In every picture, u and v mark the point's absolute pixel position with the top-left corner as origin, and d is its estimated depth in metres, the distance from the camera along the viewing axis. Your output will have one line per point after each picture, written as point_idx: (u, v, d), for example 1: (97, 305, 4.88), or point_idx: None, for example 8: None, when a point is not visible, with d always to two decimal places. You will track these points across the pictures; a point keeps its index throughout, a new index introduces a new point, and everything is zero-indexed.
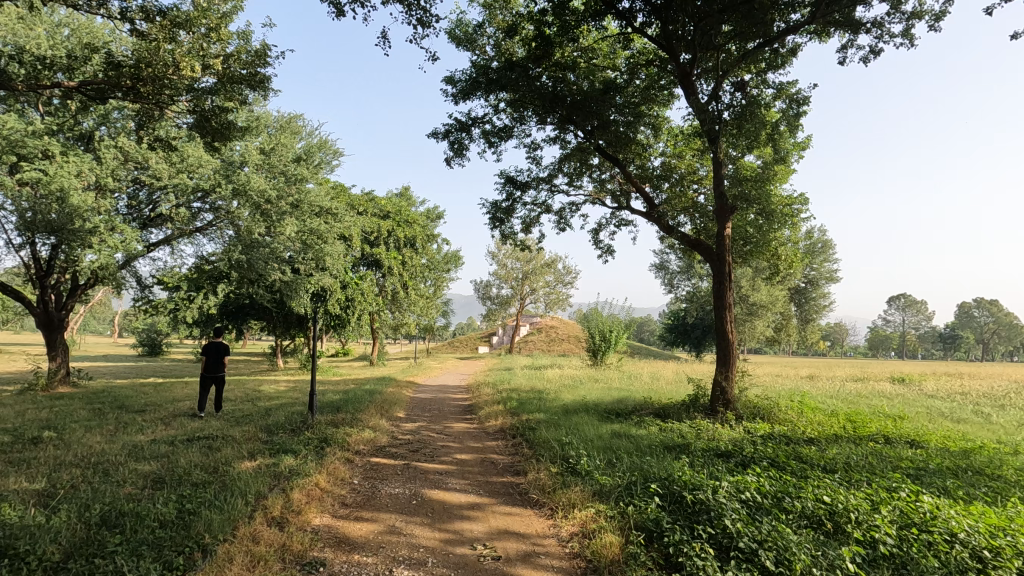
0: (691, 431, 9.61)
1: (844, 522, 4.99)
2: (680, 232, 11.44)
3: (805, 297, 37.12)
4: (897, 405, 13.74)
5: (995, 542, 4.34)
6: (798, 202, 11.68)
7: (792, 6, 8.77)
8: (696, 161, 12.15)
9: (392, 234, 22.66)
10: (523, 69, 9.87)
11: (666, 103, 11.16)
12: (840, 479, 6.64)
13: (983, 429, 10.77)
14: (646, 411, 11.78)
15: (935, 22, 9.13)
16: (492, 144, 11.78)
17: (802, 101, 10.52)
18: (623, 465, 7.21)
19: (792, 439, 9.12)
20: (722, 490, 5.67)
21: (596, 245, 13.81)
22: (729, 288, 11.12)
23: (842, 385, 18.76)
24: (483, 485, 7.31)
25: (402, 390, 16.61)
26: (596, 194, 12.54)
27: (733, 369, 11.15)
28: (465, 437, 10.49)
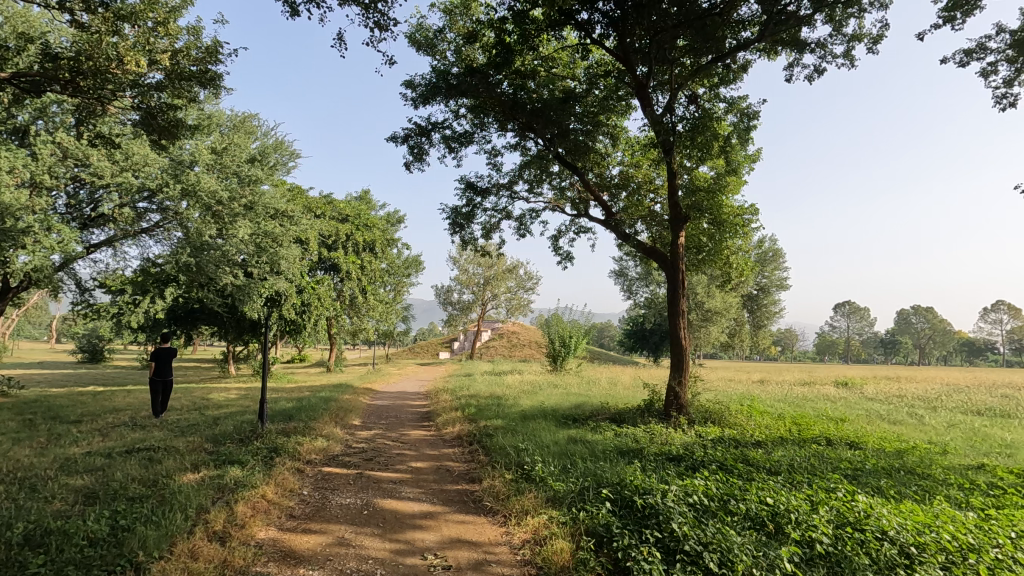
0: (645, 435, 9.78)
1: (785, 522, 5.16)
2: (637, 240, 11.66)
3: (757, 303, 38.54)
4: (839, 408, 14.36)
5: (921, 539, 4.58)
6: (748, 213, 12.06)
7: (743, 23, 9.09)
8: (653, 171, 12.40)
9: (350, 238, 22.21)
10: (483, 75, 9.88)
11: (624, 114, 11.37)
12: (784, 481, 6.88)
13: (916, 430, 11.37)
14: (602, 416, 11.92)
15: (873, 45, 9.66)
16: (452, 149, 11.74)
17: (753, 115, 10.92)
18: (577, 470, 7.27)
19: (741, 442, 9.40)
20: (670, 495, 5.78)
21: (556, 252, 13.93)
22: (682, 295, 11.40)
23: (790, 389, 19.49)
24: (437, 494, 7.23)
25: (359, 397, 16.28)
26: (556, 201, 12.66)
27: (686, 375, 11.41)
28: (421, 444, 10.37)
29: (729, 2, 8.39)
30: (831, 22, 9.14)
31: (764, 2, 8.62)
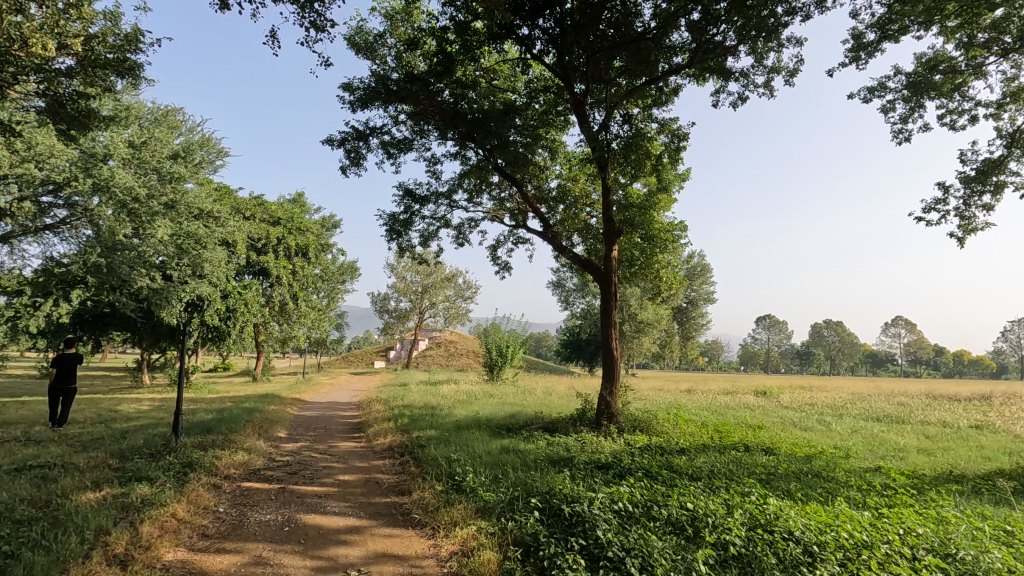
0: (576, 444, 9.96)
1: (703, 526, 5.39)
2: (572, 252, 11.91)
3: (686, 315, 40.30)
4: (757, 416, 15.21)
5: (822, 537, 4.90)
6: (677, 229, 12.61)
7: (675, 49, 9.56)
8: (589, 185, 12.75)
9: (282, 241, 21.31)
10: (424, 83, 9.81)
11: (562, 129, 11.63)
12: (704, 487, 7.19)
13: (824, 436, 12.22)
14: (536, 425, 12.03)
15: (789, 78, 10.43)
16: (390, 155, 11.58)
17: (682, 137, 11.49)
18: (508, 480, 7.29)
19: (666, 449, 9.76)
20: (597, 502, 5.90)
21: (494, 262, 14.00)
22: (614, 307, 11.74)
23: (714, 398, 20.46)
24: (364, 507, 7.03)
25: (285, 407, 15.60)
26: (495, 212, 12.75)
27: (617, 385, 11.72)
28: (350, 457, 10.05)
29: (662, 28, 8.81)
30: (754, 54, 9.79)
31: (695, 31, 9.13)
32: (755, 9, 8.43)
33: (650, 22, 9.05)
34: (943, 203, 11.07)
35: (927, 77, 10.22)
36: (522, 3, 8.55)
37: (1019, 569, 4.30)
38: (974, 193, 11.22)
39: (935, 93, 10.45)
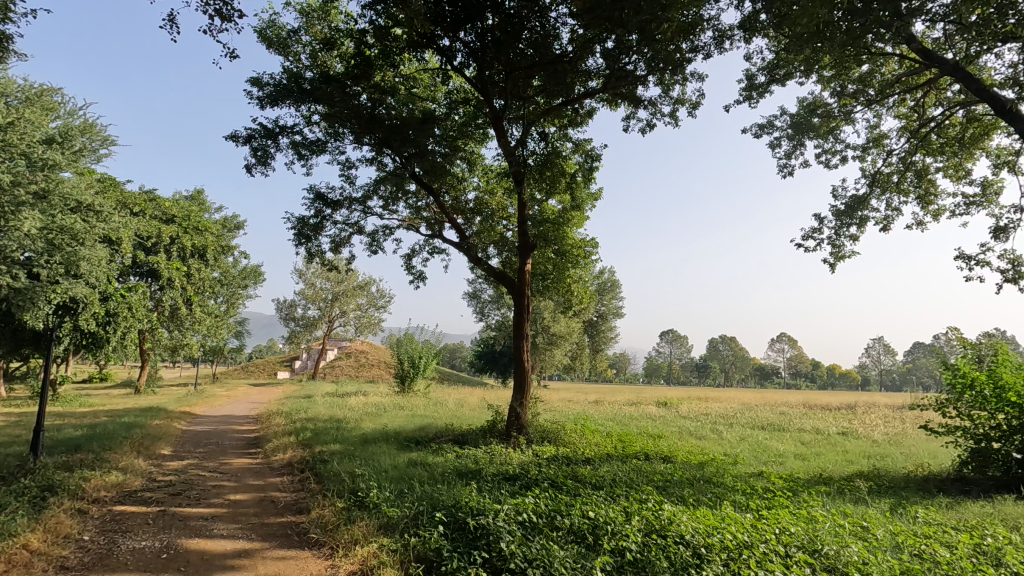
0: (485, 456, 9.95)
1: (602, 534, 5.56)
2: (487, 264, 11.97)
3: (596, 329, 41.82)
4: (658, 425, 16.01)
5: (709, 540, 5.21)
6: (589, 245, 13.08)
7: (590, 73, 9.99)
8: (506, 199, 12.92)
9: (175, 241, 19.57)
10: (340, 84, 9.49)
11: (480, 141, 11.71)
12: (606, 495, 7.44)
13: (716, 444, 13.11)
14: (445, 438, 11.89)
15: (692, 110, 11.24)
16: (302, 156, 11.09)
17: (595, 157, 11.99)
18: (413, 494, 7.12)
19: (572, 459, 10.00)
20: (501, 514, 5.92)
21: (408, 271, 13.76)
22: (527, 319, 11.93)
23: (620, 409, 21.29)
24: (256, 529, 6.56)
25: (172, 422, 14.28)
26: (411, 220, 12.55)
27: (527, 396, 11.88)
28: (244, 474, 9.38)
29: (579, 52, 9.20)
30: (661, 84, 10.45)
31: (609, 58, 9.60)
32: (662, 44, 9.01)
33: (567, 46, 9.40)
34: (819, 232, 12.36)
35: (808, 119, 11.42)
36: (443, 15, 8.54)
37: (871, 560, 4.81)
38: (844, 225, 12.63)
39: (813, 134, 11.70)
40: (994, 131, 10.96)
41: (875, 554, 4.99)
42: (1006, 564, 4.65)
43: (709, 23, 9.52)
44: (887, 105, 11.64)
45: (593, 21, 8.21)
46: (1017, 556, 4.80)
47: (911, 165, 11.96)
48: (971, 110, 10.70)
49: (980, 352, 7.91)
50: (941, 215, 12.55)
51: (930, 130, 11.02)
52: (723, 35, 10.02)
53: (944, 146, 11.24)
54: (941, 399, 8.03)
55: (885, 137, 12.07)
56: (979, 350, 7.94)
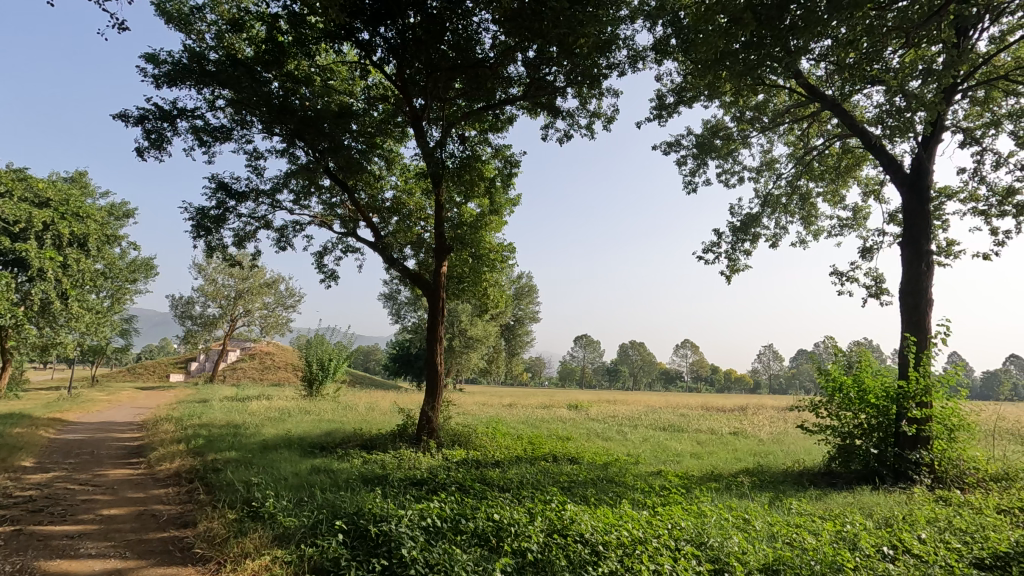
0: (393, 461, 9.73)
1: (505, 536, 5.61)
2: (402, 265, 11.72)
3: (513, 333, 42.36)
4: (568, 428, 16.44)
5: (607, 537, 5.40)
6: (506, 250, 13.19)
7: (511, 80, 10.11)
8: (424, 200, 12.76)
9: (50, 228, 17.40)
10: (249, 69, 8.87)
11: (399, 140, 11.48)
12: (511, 498, 7.51)
13: (620, 445, 13.66)
14: (352, 443, 11.50)
15: (607, 124, 11.72)
16: (203, 143, 10.32)
17: (514, 164, 12.16)
18: (313, 502, 6.81)
19: (481, 462, 10.04)
20: (404, 520, 5.80)
21: (319, 269, 13.19)
22: (441, 322, 11.81)
23: (532, 412, 21.64)
24: (131, 546, 5.98)
25: (36, 430, 12.70)
26: (323, 217, 12.05)
27: (439, 400, 11.75)
28: (122, 487, 8.53)
29: (500, 58, 9.31)
30: (579, 97, 10.79)
31: (530, 67, 9.79)
32: (581, 58, 9.34)
33: (488, 51, 9.50)
34: (718, 247, 13.28)
35: (711, 140, 12.27)
36: (362, 7, 8.38)
37: (748, 550, 5.21)
38: (739, 241, 13.65)
39: (715, 154, 12.58)
40: (863, 163, 12.35)
41: (753, 544, 5.39)
42: (861, 548, 5.21)
43: (624, 42, 9.98)
44: (778, 132, 12.75)
45: (515, 29, 8.36)
46: (870, 541, 5.38)
47: (796, 189, 13.19)
48: (846, 142, 11.98)
49: (848, 359, 8.82)
50: (821, 235, 13.94)
51: (813, 158, 12.20)
52: (637, 55, 10.53)
53: (824, 173, 12.50)
54: (815, 401, 8.86)
55: (776, 161, 13.22)
56: (847, 357, 8.87)
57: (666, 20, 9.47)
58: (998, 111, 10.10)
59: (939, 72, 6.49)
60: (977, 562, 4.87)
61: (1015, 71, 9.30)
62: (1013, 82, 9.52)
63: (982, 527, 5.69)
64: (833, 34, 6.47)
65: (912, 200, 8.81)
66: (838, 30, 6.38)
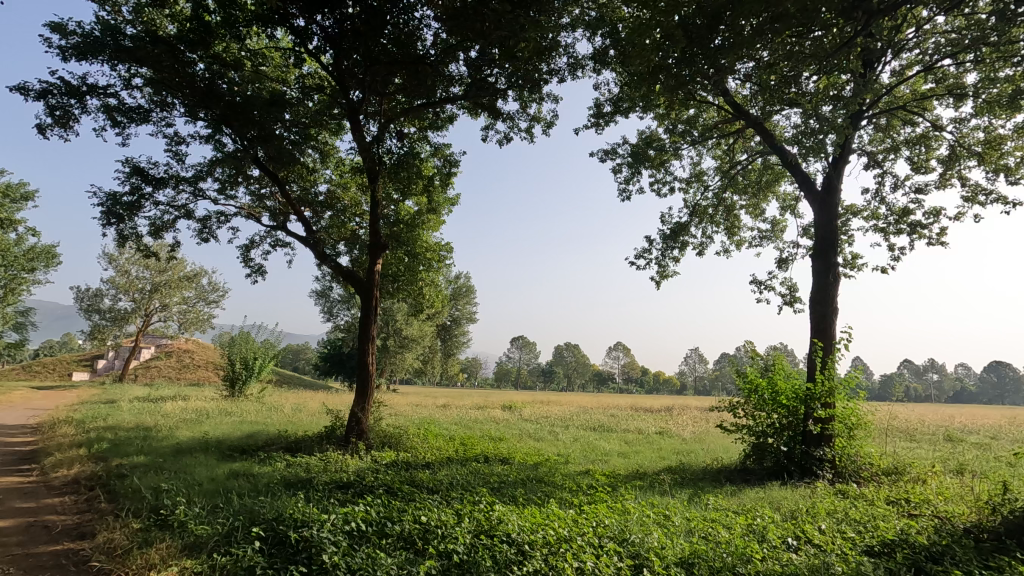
0: (318, 464, 9.39)
1: (431, 538, 5.54)
2: (334, 261, 11.34)
3: (450, 334, 42.11)
4: (500, 429, 16.50)
5: (533, 536, 5.45)
6: (443, 250, 13.07)
7: (452, 78, 10.03)
8: (360, 196, 12.42)
9: None
10: (170, 47, 8.28)
11: (335, 133, 11.12)
12: (440, 499, 7.43)
13: (551, 445, 13.87)
14: (276, 446, 11.01)
15: (547, 128, 11.87)
16: (117, 124, 9.57)
17: (454, 163, 12.08)
18: (230, 509, 6.46)
19: (411, 464, 9.88)
20: (327, 525, 5.61)
21: (245, 263, 12.55)
22: (373, 320, 11.52)
23: (466, 412, 21.57)
24: (17, 561, 5.43)
25: None
26: (251, 209, 11.47)
27: (369, 400, 11.45)
28: (9, 496, 7.73)
29: (441, 56, 9.22)
30: (520, 101, 10.86)
31: (471, 67, 9.77)
32: (522, 62, 9.42)
33: (429, 48, 9.39)
34: (649, 253, 13.77)
35: (645, 150, 12.71)
36: None
37: (667, 545, 5.43)
38: (668, 248, 14.22)
39: (648, 164, 13.04)
40: (782, 179, 13.20)
41: (671, 540, 5.61)
42: (769, 540, 5.55)
43: (565, 50, 10.17)
44: (706, 146, 13.41)
45: (456, 28, 8.30)
46: (777, 532, 5.75)
47: (722, 201, 13.90)
48: (767, 159, 12.76)
49: (764, 363, 9.44)
50: (743, 245, 14.75)
51: (737, 172, 12.92)
52: (577, 63, 10.76)
53: (746, 187, 13.24)
54: (733, 402, 9.37)
55: (704, 174, 13.88)
56: (763, 360, 9.47)
57: (605, 30, 9.73)
58: (897, 138, 11.10)
59: (847, 99, 7.05)
60: (868, 549, 5.30)
61: (912, 102, 10.26)
62: (910, 112, 10.49)
63: (873, 517, 6.21)
64: (757, 57, 6.86)
65: (823, 215, 9.52)
66: (760, 54, 6.80)
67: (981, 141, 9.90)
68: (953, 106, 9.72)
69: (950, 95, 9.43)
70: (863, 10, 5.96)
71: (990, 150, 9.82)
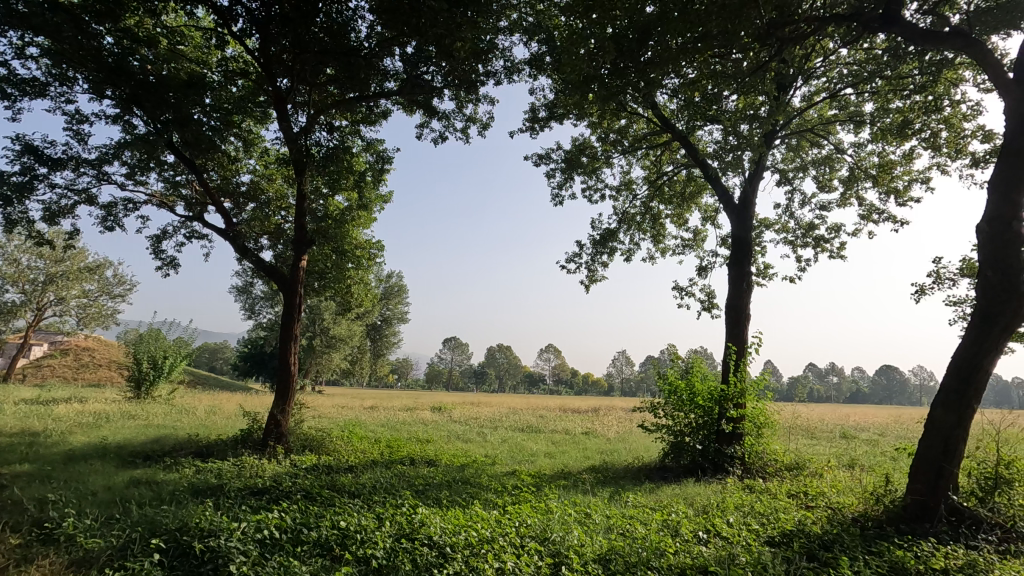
0: (231, 469, 8.88)
1: (349, 543, 5.36)
2: (256, 256, 10.75)
3: (379, 334, 41.07)
4: (428, 430, 16.29)
5: (455, 538, 5.41)
6: (374, 247, 12.75)
7: (387, 73, 9.81)
8: (286, 188, 11.89)
9: None
10: (73, 16, 7.28)
11: (260, 121, 10.58)
12: (361, 504, 7.22)
13: (479, 447, 13.83)
14: (184, 451, 10.30)
15: (482, 130, 11.87)
16: (6, 96, 8.62)
17: (386, 159, 11.82)
18: (128, 519, 5.97)
19: (333, 468, 9.55)
20: (236, 534, 5.30)
21: (156, 255, 11.68)
22: (297, 318, 11.02)
23: (393, 414, 21.13)
24: None
25: None
26: (164, 197, 10.68)
27: (290, 402, 10.93)
28: None
29: (376, 50, 9.00)
30: (456, 101, 10.80)
31: (407, 63, 9.60)
32: (459, 61, 9.36)
33: (363, 40, 9.13)
34: (579, 257, 14.07)
35: (578, 157, 13.00)
36: None
37: (586, 542, 5.55)
38: (598, 253, 14.61)
39: (581, 170, 13.34)
40: (704, 191, 13.91)
41: (590, 537, 5.75)
42: (681, 534, 5.82)
43: (502, 52, 10.21)
44: (636, 156, 13.89)
45: (391, 23, 8.14)
46: (689, 527, 6.03)
47: (649, 210, 14.44)
48: (690, 171, 13.39)
49: (684, 365, 9.87)
50: (667, 252, 15.41)
51: (663, 182, 13.47)
52: (514, 66, 10.85)
53: (672, 197, 13.86)
54: (655, 402, 9.75)
55: (633, 182, 14.38)
56: (683, 362, 9.90)
57: (541, 37, 9.87)
58: (806, 158, 12.00)
59: (763, 119, 7.53)
60: (770, 539, 5.66)
61: (819, 125, 11.13)
62: (817, 134, 11.38)
63: (775, 510, 6.66)
64: (684, 73, 7.18)
65: (739, 226, 10.11)
66: (686, 71, 7.12)
67: (876, 165, 10.89)
68: (853, 131, 10.62)
69: (851, 121, 10.30)
70: (776, 37, 6.40)
71: (883, 173, 10.81)
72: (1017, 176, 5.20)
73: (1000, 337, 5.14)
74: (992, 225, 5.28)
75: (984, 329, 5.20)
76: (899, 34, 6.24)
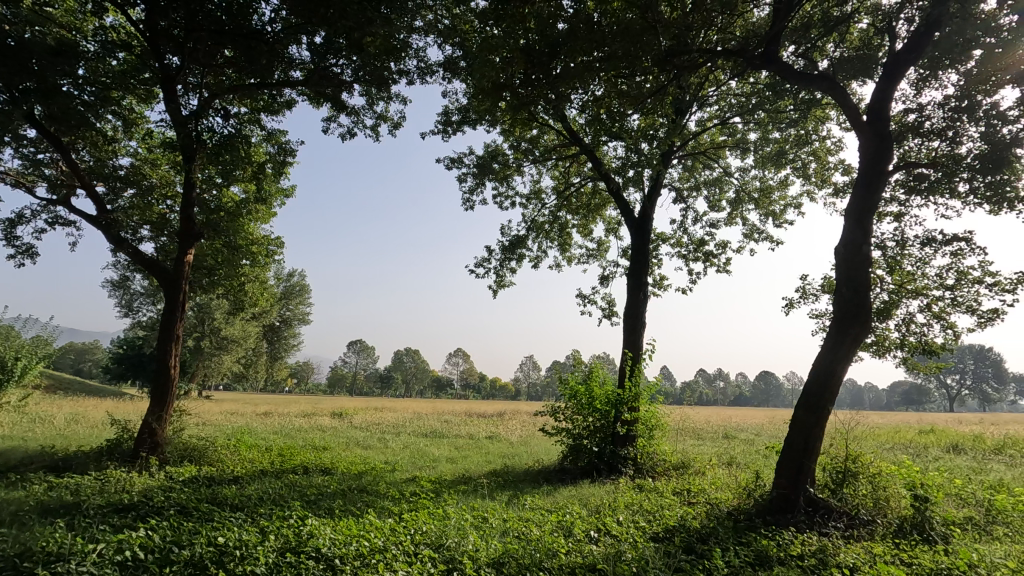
0: (92, 484, 7.93)
1: (228, 559, 4.95)
2: (132, 247, 9.72)
3: (278, 335, 38.74)
4: (325, 437, 15.58)
5: (344, 549, 5.19)
6: (271, 244, 12.00)
7: (292, 62, 9.32)
8: (172, 175, 10.90)
9: None
10: None
11: (144, 100, 9.61)
12: (244, 517, 6.74)
13: (379, 453, 13.45)
14: (33, 465, 9.04)
15: (393, 128, 11.60)
16: None
17: (289, 151, 11.21)
18: None
19: (215, 479, 8.82)
20: (91, 557, 4.74)
21: (9, 241, 10.23)
22: (179, 317, 10.08)
23: (289, 420, 19.98)
24: None
25: None
26: (21, 176, 9.39)
27: (168, 408, 9.98)
28: None
29: (281, 36, 8.52)
30: (367, 97, 10.48)
31: (315, 53, 9.17)
32: (371, 57, 9.10)
33: (267, 25, 8.61)
34: (488, 261, 14.17)
35: (489, 163, 13.09)
36: None
37: (481, 547, 5.55)
38: (507, 258, 14.78)
39: (492, 176, 13.44)
40: (608, 203, 14.53)
41: (486, 541, 5.77)
42: (574, 534, 6.00)
43: (415, 52, 10.06)
44: (546, 166, 14.25)
45: (298, 11, 7.75)
46: (581, 527, 6.23)
47: (557, 219, 14.84)
48: (596, 184, 13.96)
49: (584, 370, 10.22)
50: (573, 261, 15.92)
51: (571, 193, 13.92)
52: (428, 67, 10.74)
53: (578, 208, 14.35)
54: (555, 406, 10.00)
55: (543, 191, 14.74)
56: (583, 368, 10.25)
57: (456, 41, 9.85)
58: (700, 178, 12.92)
59: (661, 139, 8.01)
60: (654, 535, 5.99)
61: (710, 149, 12.04)
62: (709, 157, 12.31)
63: (661, 507, 7.07)
64: (592, 89, 7.45)
65: (638, 239, 10.67)
66: (594, 88, 7.39)
67: (758, 189, 11.98)
68: (739, 157, 11.62)
69: (737, 148, 11.26)
70: (673, 64, 6.85)
71: (763, 197, 11.93)
72: (866, 206, 5.94)
73: (850, 346, 5.84)
74: (846, 248, 5.97)
75: (838, 338, 5.87)
76: (779, 72, 6.89)
